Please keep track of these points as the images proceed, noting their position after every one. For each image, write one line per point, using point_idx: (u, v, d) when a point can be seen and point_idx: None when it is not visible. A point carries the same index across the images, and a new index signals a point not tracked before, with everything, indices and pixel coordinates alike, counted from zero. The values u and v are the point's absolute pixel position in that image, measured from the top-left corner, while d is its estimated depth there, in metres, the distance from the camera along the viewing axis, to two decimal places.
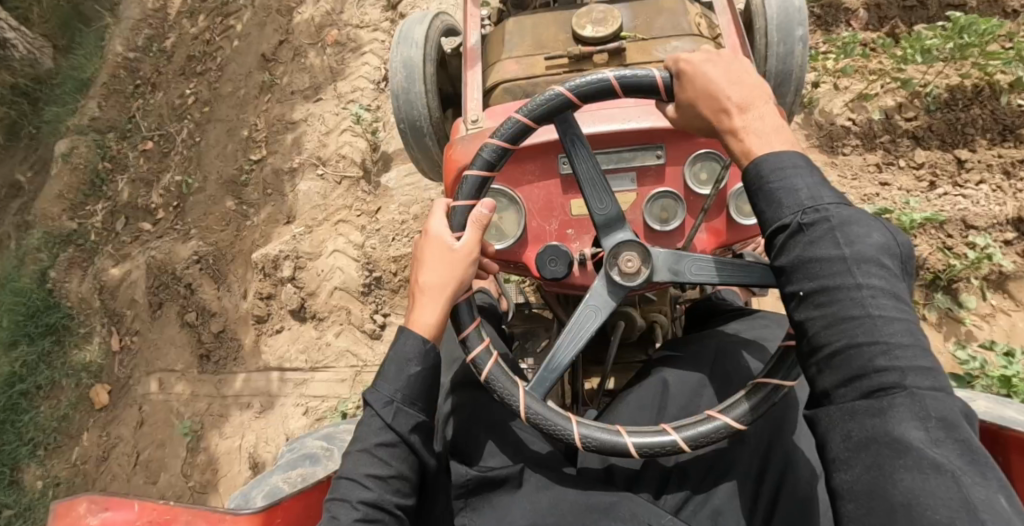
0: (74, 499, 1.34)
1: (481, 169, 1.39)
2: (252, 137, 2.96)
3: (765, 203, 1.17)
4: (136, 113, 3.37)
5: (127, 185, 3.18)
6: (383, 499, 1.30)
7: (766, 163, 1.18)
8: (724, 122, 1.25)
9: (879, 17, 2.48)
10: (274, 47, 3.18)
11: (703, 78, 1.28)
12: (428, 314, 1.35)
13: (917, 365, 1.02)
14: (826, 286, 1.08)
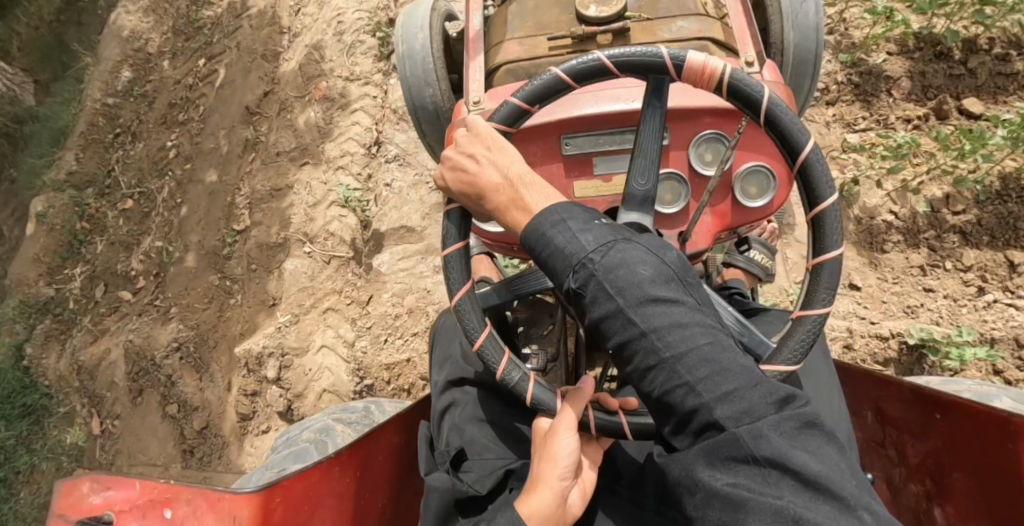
0: (76, 479, 1.28)
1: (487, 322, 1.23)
2: (236, 203, 2.76)
3: (547, 265, 1.10)
4: (115, 167, 3.17)
5: (106, 247, 3.00)
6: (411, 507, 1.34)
7: (537, 220, 1.11)
8: (502, 205, 1.16)
9: (923, 86, 2.26)
10: (258, 99, 2.96)
11: (460, 184, 1.21)
12: (544, 496, 1.13)
13: (725, 394, 0.97)
14: (623, 342, 1.03)
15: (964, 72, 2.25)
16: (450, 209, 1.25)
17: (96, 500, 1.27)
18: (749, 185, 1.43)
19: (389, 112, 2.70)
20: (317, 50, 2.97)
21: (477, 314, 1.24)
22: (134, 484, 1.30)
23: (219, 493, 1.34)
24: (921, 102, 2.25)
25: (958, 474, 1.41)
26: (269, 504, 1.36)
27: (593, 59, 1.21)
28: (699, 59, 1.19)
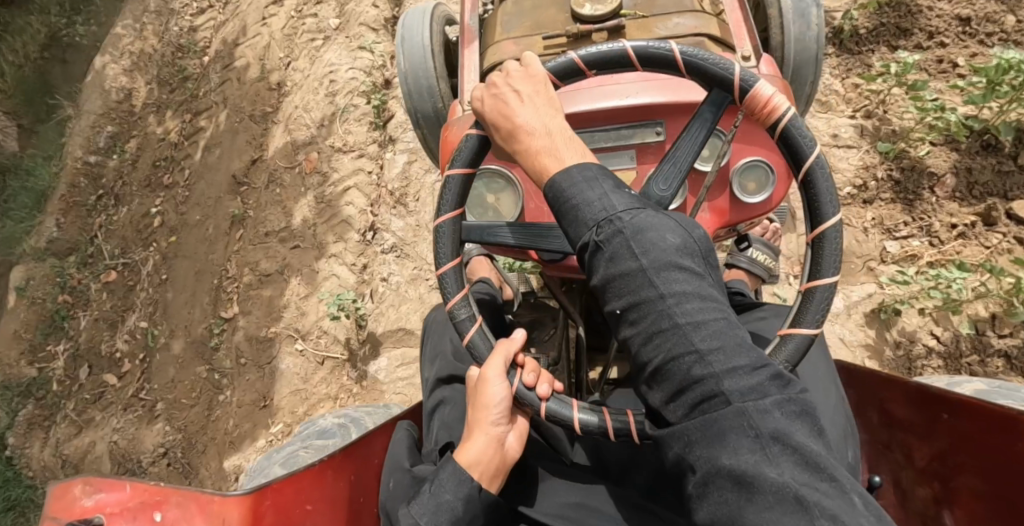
0: (70, 481, 1.28)
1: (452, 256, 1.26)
2: (223, 287, 2.59)
3: (570, 224, 1.11)
4: (98, 233, 3.00)
5: (89, 323, 2.84)
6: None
7: (567, 180, 1.11)
8: (522, 149, 1.17)
9: (969, 183, 2.06)
10: (246, 167, 2.77)
11: (491, 111, 1.21)
12: (475, 449, 1.21)
13: (734, 367, 0.98)
14: (635, 302, 1.03)
15: (1014, 168, 2.04)
16: (470, 136, 1.27)
17: (87, 504, 1.27)
18: (747, 180, 1.42)
19: (386, 193, 2.50)
20: (309, 112, 2.78)
21: (456, 248, 1.26)
22: (124, 487, 1.29)
23: (208, 496, 1.32)
24: (966, 202, 2.05)
25: (964, 476, 1.30)
26: (260, 505, 1.34)
27: (664, 48, 1.23)
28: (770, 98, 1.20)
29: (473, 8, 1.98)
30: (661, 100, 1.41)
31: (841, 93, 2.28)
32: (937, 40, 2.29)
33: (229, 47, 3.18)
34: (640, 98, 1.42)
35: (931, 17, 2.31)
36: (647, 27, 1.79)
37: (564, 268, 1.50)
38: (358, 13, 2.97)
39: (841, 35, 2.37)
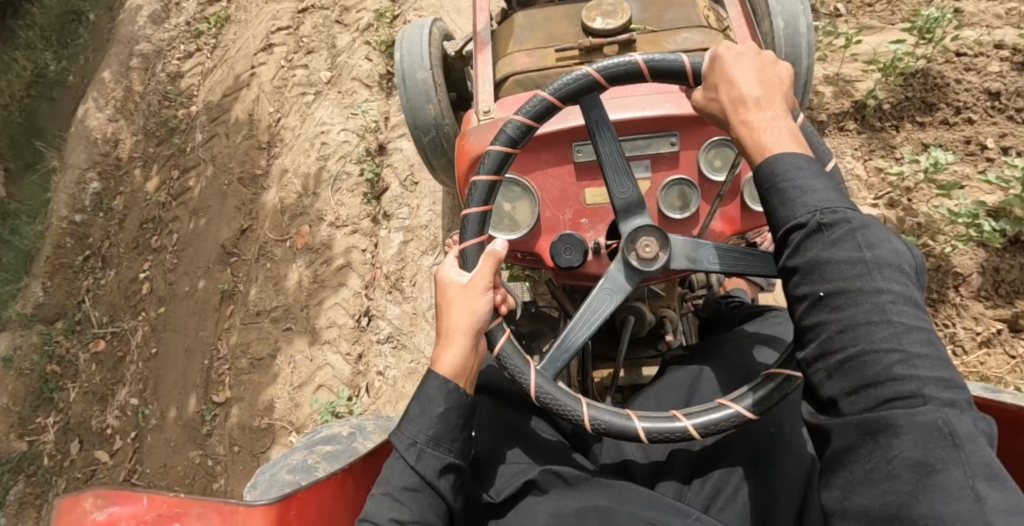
0: (79, 493, 1.15)
1: (504, 146, 1.27)
2: (214, 368, 2.50)
3: (775, 204, 1.05)
4: (86, 297, 2.91)
5: (79, 396, 2.76)
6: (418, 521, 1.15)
7: (788, 159, 1.06)
8: (744, 119, 1.12)
9: (994, 282, 1.95)
10: (235, 236, 2.65)
11: (722, 66, 1.16)
12: (452, 355, 1.22)
13: (940, 377, 0.89)
14: (840, 288, 0.95)
15: None
16: (675, 62, 1.22)
17: (97, 518, 1.14)
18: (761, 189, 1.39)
19: (381, 274, 2.41)
20: (300, 177, 2.65)
21: (488, 192, 1.27)
22: (140, 499, 1.17)
23: (233, 507, 1.22)
24: (992, 301, 1.95)
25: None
26: (286, 515, 1.25)
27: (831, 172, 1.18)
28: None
29: (486, 20, 1.93)
30: (678, 110, 1.40)
31: (862, 178, 2.15)
32: (964, 115, 2.14)
33: (218, 97, 3.06)
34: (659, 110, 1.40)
35: (960, 89, 2.17)
36: (658, 42, 1.75)
37: (577, 277, 1.46)
38: (350, 66, 2.84)
39: (863, 109, 2.24)
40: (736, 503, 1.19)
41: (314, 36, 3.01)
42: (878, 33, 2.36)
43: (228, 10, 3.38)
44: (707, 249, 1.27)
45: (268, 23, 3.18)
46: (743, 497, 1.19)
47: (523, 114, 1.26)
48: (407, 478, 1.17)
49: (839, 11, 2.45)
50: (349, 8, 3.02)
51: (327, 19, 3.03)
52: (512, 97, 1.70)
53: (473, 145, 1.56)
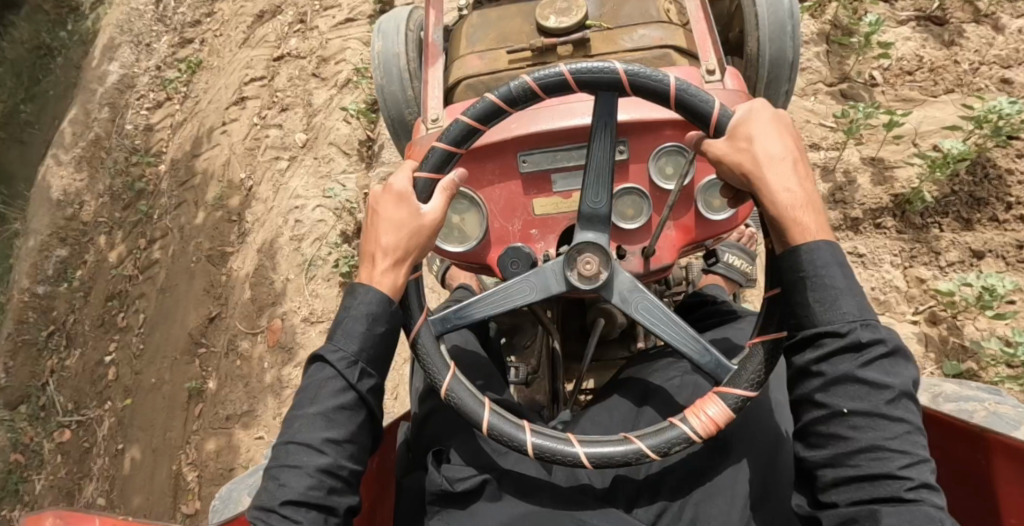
0: (39, 514, 0.93)
1: (452, 141, 1.14)
2: (182, 476, 2.27)
3: (810, 297, 1.00)
4: (51, 379, 2.71)
5: (44, 489, 2.57)
6: (339, 466, 1.09)
7: (820, 249, 1.00)
8: (769, 186, 1.02)
9: None
10: (204, 325, 2.44)
11: (760, 127, 1.04)
12: (388, 270, 1.13)
13: (938, 502, 0.92)
14: (867, 411, 0.95)
15: None
16: (711, 105, 1.07)
17: None
18: (713, 197, 1.27)
19: None
20: (271, 258, 2.40)
21: (444, 161, 1.15)
22: (97, 520, 0.94)
23: None
24: None
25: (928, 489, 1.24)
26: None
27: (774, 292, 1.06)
28: (701, 417, 1.05)
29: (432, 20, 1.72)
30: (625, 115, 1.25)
31: (901, 288, 1.90)
32: (1016, 212, 1.89)
33: (186, 156, 2.82)
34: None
35: (1014, 182, 1.92)
36: (614, 38, 1.51)
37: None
38: (327, 129, 2.59)
39: (904, 205, 1.97)
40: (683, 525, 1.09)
41: (288, 90, 2.76)
42: (921, 107, 2.11)
43: (200, 56, 3.15)
44: (643, 295, 1.15)
45: (241, 73, 2.93)
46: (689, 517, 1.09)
47: (532, 78, 1.09)
48: (333, 429, 1.10)
49: (874, 79, 2.17)
50: (327, 59, 2.77)
51: (304, 71, 2.78)
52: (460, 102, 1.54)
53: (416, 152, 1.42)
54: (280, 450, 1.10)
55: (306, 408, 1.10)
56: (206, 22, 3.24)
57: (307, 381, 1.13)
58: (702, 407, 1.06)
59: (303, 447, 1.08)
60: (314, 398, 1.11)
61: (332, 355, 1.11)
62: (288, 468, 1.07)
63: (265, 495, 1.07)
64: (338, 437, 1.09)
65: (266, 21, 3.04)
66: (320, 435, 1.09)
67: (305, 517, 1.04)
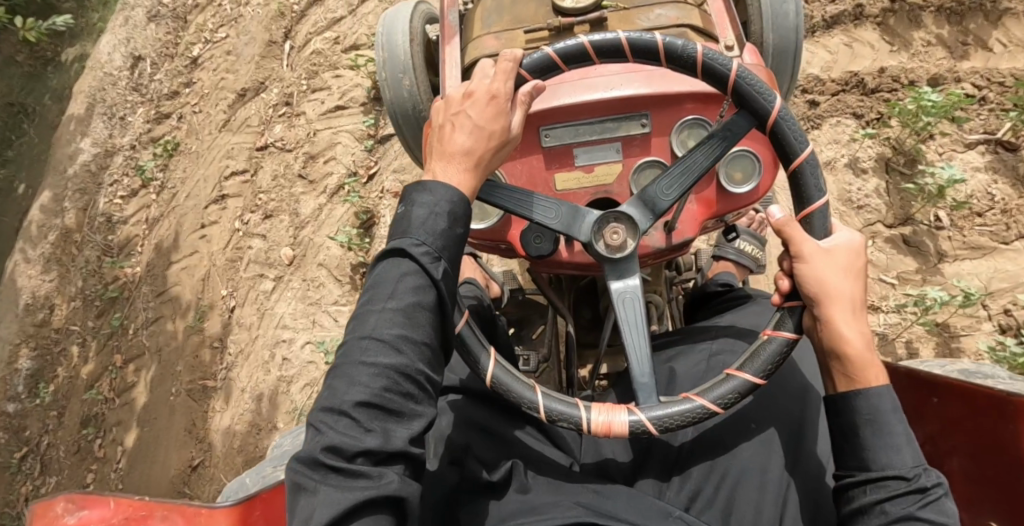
0: (52, 499, 1.32)
1: (560, 55, 1.27)
2: None
3: (869, 441, 1.12)
4: (24, 508, 2.51)
5: None
6: (412, 368, 1.10)
7: (885, 396, 1.13)
8: (839, 314, 1.16)
9: None
10: (187, 473, 2.23)
11: (848, 256, 1.19)
12: (461, 143, 1.20)
13: None
14: None
15: None
16: (820, 199, 1.24)
17: (69, 521, 1.31)
18: (733, 169, 1.39)
19: None
20: (262, 403, 2.18)
21: (547, 60, 1.27)
22: (108, 503, 1.33)
23: (195, 510, 1.35)
24: None
25: (956, 458, 1.35)
26: (249, 515, 1.35)
27: (734, 380, 1.19)
28: (603, 416, 1.18)
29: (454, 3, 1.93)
30: (644, 91, 1.39)
31: None
32: None
33: (161, 265, 2.56)
34: (629, 91, 1.39)
35: None
36: (629, 20, 1.75)
37: (552, 262, 1.48)
38: (316, 245, 2.32)
39: None
40: (716, 501, 1.21)
41: (271, 193, 2.48)
42: (991, 257, 1.87)
43: (177, 135, 2.86)
44: (633, 292, 1.29)
45: (220, 164, 2.66)
46: (723, 498, 1.21)
47: (708, 54, 1.25)
48: (408, 329, 1.11)
49: (940, 221, 1.92)
50: (315, 155, 2.48)
51: (290, 166, 2.50)
52: None
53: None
54: (352, 339, 1.11)
55: (381, 303, 1.11)
56: (183, 93, 2.97)
57: (381, 275, 1.14)
58: (612, 412, 1.19)
59: (378, 344, 1.09)
60: (391, 294, 1.12)
61: (414, 251, 1.13)
62: (364, 365, 1.08)
63: (332, 401, 1.07)
64: (412, 339, 1.11)
65: (248, 101, 2.76)
66: (396, 333, 1.10)
67: (378, 422, 1.05)
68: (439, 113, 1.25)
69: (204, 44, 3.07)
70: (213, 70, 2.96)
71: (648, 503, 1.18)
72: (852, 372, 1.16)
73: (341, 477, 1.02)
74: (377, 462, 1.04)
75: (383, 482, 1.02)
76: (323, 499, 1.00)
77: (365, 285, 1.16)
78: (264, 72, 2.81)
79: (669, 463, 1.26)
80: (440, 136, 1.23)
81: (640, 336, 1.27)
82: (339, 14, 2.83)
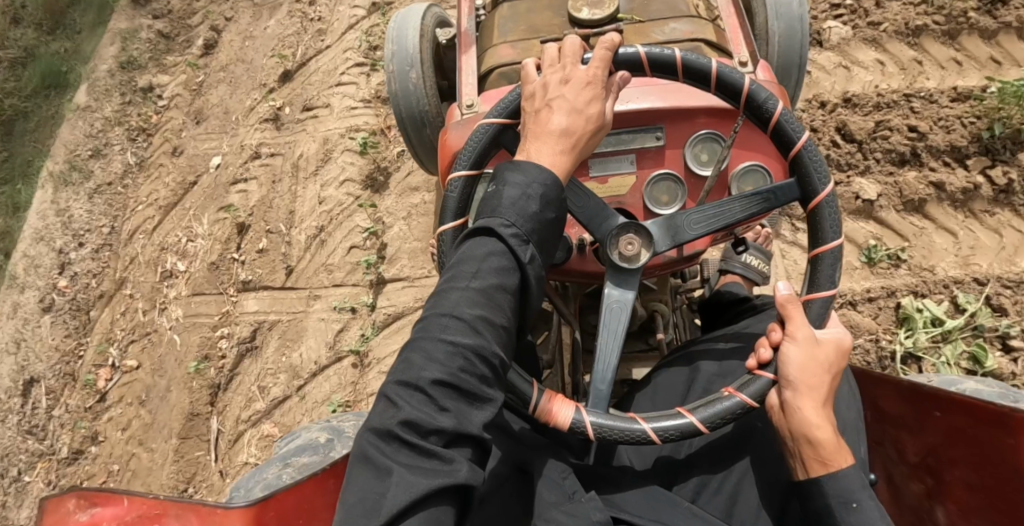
0: (63, 497, 1.54)
1: (653, 62, 1.66)
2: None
3: (844, 522, 1.47)
4: None
5: None
6: (488, 347, 1.37)
7: (850, 478, 1.48)
8: (806, 404, 1.48)
9: None
10: None
11: (832, 350, 1.52)
12: (559, 121, 1.54)
13: None
14: None
15: None
16: (828, 291, 1.57)
17: (81, 517, 1.54)
18: (745, 182, 1.87)
19: None
20: None
21: (632, 65, 1.66)
22: (122, 501, 1.57)
23: (210, 510, 1.60)
24: None
25: (956, 470, 1.68)
26: (264, 516, 1.62)
27: (683, 421, 1.53)
28: (552, 406, 1.55)
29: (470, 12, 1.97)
30: (658, 108, 1.88)
31: None
32: None
33: None
34: (647, 104, 1.88)
35: None
36: (645, 32, 1.85)
37: (563, 271, 1.87)
38: None
39: None
40: (722, 495, 1.68)
41: None
42: None
43: None
44: (623, 299, 1.68)
45: None
46: (725, 497, 1.68)
47: (783, 117, 1.64)
48: (489, 310, 1.40)
49: None
50: None
51: None
52: (494, 92, 1.81)
53: (454, 139, 1.72)
54: (437, 306, 1.41)
55: (467, 282, 1.41)
56: (88, 453, 2.84)
57: (459, 264, 1.44)
58: (562, 407, 1.55)
59: (460, 325, 1.37)
60: (476, 273, 1.42)
61: (503, 231, 1.44)
62: (444, 338, 1.36)
63: (409, 375, 1.34)
64: (492, 321, 1.39)
65: None
66: (476, 314, 1.38)
67: (452, 401, 1.33)
68: (534, 97, 1.58)
69: (111, 374, 2.94)
70: (122, 428, 2.84)
71: (660, 499, 1.65)
72: (825, 460, 1.48)
73: (413, 454, 1.29)
74: (448, 444, 1.31)
75: (453, 467, 1.29)
76: (394, 479, 1.27)
77: (453, 261, 1.45)
78: (191, 467, 2.73)
79: (678, 468, 1.73)
80: (538, 119, 1.55)
81: (614, 339, 1.66)
82: (280, 393, 2.78)
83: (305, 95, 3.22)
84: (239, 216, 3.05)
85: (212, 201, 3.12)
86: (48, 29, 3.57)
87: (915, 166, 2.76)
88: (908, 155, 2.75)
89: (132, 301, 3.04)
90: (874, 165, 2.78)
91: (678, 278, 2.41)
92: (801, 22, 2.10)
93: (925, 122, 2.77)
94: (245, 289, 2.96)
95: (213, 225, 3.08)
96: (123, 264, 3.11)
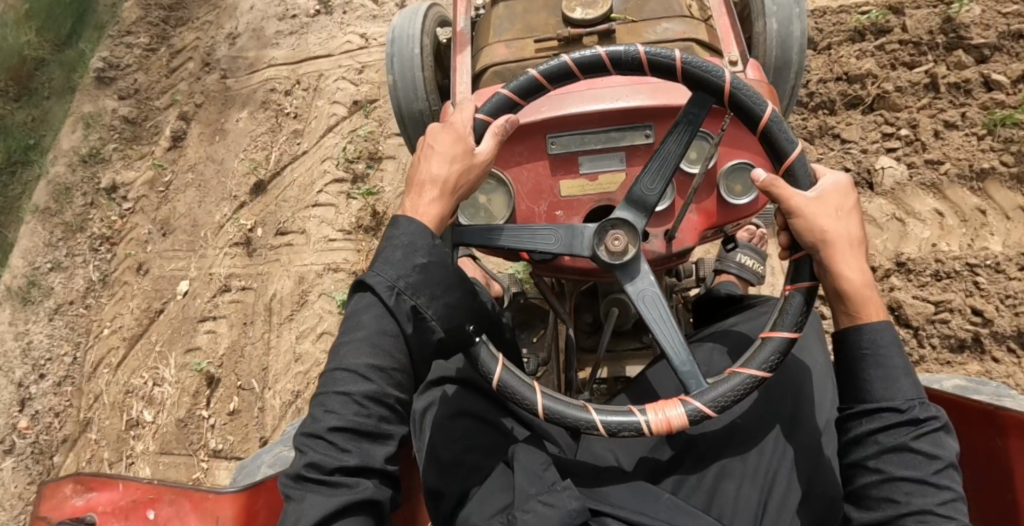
0: (61, 483, 1.70)
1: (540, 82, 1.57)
2: None
3: (872, 376, 1.39)
4: None
5: None
6: (385, 392, 1.42)
7: (882, 331, 1.41)
8: (836, 257, 1.41)
9: None
10: None
11: (836, 197, 1.44)
12: (437, 168, 1.48)
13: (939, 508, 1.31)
14: (893, 445, 1.34)
15: None
16: (794, 150, 1.48)
17: (79, 500, 1.69)
18: (734, 183, 1.71)
19: None
20: None
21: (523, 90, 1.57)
22: (117, 487, 1.72)
23: (202, 495, 1.73)
24: None
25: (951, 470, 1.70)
26: (252, 502, 1.73)
27: (775, 341, 1.43)
28: (658, 416, 1.40)
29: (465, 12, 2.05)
30: (644, 106, 1.72)
31: None
32: None
33: None
34: (634, 102, 1.72)
35: None
36: (638, 32, 1.88)
37: (556, 267, 1.74)
38: None
39: None
40: (703, 488, 1.56)
41: None
42: None
43: None
44: (652, 293, 1.53)
45: None
46: (706, 486, 1.56)
47: (688, 61, 1.48)
48: (377, 358, 1.42)
49: None
50: None
51: None
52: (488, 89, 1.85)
53: None
54: (335, 358, 1.44)
55: (356, 334, 1.43)
56: None
57: (361, 304, 1.45)
58: (666, 408, 1.41)
59: (349, 376, 1.41)
60: (362, 326, 1.43)
61: (376, 284, 1.41)
62: (338, 391, 1.40)
63: (313, 424, 1.40)
64: (383, 368, 1.42)
65: None
66: (365, 364, 1.41)
67: (350, 442, 1.38)
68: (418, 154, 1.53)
69: None
70: None
71: (649, 492, 1.53)
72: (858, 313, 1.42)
73: (321, 488, 1.35)
74: (351, 474, 1.36)
75: (355, 490, 1.35)
76: (304, 506, 1.33)
77: (346, 312, 1.48)
78: None
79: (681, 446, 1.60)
80: (419, 169, 1.50)
81: (671, 330, 1.51)
82: None
83: (279, 214, 3.05)
84: (208, 368, 2.82)
85: (180, 336, 2.91)
86: (15, 95, 3.46)
87: (975, 353, 2.40)
88: (969, 341, 2.40)
89: (98, 449, 2.80)
90: (930, 353, 2.44)
91: (672, 276, 2.24)
92: (797, 28, 2.13)
93: (989, 301, 2.39)
94: (215, 456, 2.72)
95: (178, 376, 2.84)
96: (88, 402, 2.89)
